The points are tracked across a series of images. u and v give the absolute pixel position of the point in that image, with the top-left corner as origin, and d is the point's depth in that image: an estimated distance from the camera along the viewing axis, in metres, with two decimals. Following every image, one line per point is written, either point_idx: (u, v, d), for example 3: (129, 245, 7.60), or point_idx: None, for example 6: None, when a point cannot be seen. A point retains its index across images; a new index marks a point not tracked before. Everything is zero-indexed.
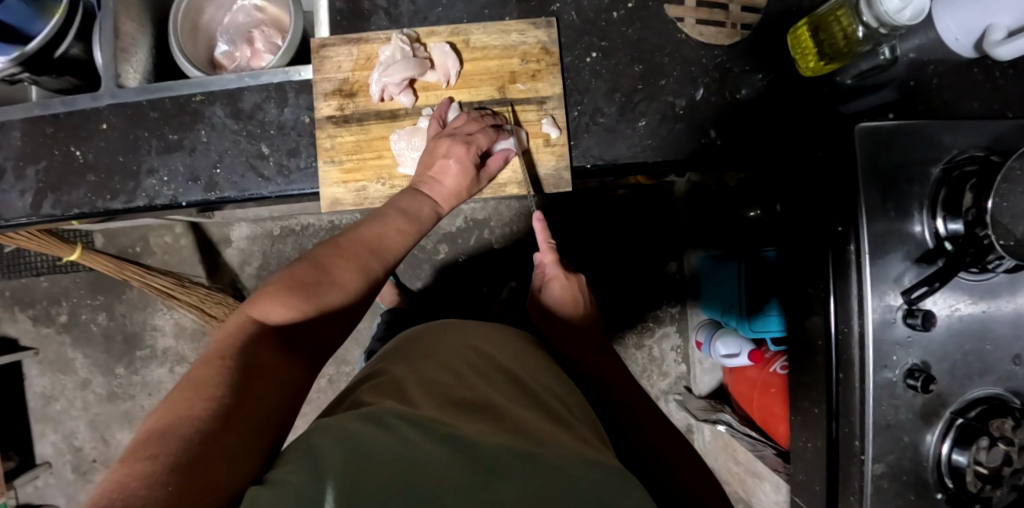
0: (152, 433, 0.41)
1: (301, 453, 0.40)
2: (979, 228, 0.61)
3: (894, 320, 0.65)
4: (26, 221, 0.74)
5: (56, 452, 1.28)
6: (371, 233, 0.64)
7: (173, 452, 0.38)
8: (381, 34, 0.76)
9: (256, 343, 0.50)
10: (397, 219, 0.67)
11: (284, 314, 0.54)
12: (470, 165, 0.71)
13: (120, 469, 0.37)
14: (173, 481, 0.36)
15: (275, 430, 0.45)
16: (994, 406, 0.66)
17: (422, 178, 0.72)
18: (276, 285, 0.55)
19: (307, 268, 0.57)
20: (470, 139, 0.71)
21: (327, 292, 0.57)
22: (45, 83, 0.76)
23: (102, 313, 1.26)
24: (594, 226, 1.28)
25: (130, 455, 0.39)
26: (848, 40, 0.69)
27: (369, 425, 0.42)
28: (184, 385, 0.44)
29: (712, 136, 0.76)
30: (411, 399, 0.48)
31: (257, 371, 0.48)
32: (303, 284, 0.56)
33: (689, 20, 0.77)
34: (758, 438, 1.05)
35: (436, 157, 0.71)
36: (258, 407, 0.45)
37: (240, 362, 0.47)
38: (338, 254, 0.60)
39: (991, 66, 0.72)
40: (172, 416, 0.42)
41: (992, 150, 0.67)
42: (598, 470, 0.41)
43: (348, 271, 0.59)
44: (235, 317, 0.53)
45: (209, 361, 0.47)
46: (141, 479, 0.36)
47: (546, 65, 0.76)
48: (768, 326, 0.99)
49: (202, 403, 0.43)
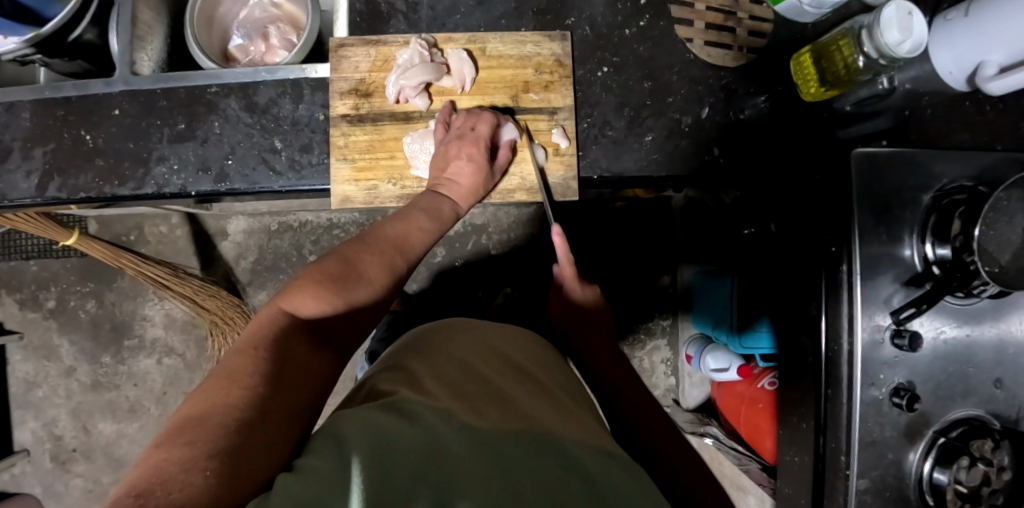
0: (187, 420, 0.41)
1: (326, 443, 0.42)
2: (967, 254, 0.64)
3: (882, 340, 0.68)
4: (31, 202, 0.74)
5: (35, 440, 1.26)
6: (392, 230, 0.66)
7: (212, 439, 0.39)
8: (399, 37, 0.77)
9: (289, 334, 0.52)
10: (418, 217, 0.68)
11: (315, 306, 0.56)
12: (481, 158, 0.73)
13: (158, 454, 0.38)
14: (211, 466, 0.37)
15: (300, 425, 0.46)
16: (975, 427, 0.68)
17: (439, 180, 0.73)
18: (307, 279, 0.57)
19: (337, 263, 0.60)
20: (474, 134, 0.73)
21: (356, 287, 0.59)
22: (57, 65, 0.76)
23: (92, 301, 1.25)
24: (594, 236, 1.30)
25: (165, 442, 0.39)
26: (848, 68, 0.71)
27: (390, 416, 0.45)
28: (218, 375, 0.45)
29: (714, 153, 0.78)
30: (426, 389, 0.51)
31: (288, 363, 0.49)
32: (335, 278, 0.58)
33: (698, 41, 0.79)
34: (744, 452, 1.06)
35: (449, 158, 0.73)
36: (288, 399, 0.47)
37: (274, 355, 0.49)
38: (363, 250, 0.62)
39: (982, 100, 0.76)
40: (207, 404, 0.42)
41: (981, 181, 0.70)
42: (608, 464, 0.46)
43: (374, 266, 0.62)
44: (266, 309, 0.55)
45: (244, 350, 0.49)
46: (179, 463, 0.37)
47: (559, 77, 0.78)
48: (759, 343, 1.04)
49: (238, 391, 0.44)
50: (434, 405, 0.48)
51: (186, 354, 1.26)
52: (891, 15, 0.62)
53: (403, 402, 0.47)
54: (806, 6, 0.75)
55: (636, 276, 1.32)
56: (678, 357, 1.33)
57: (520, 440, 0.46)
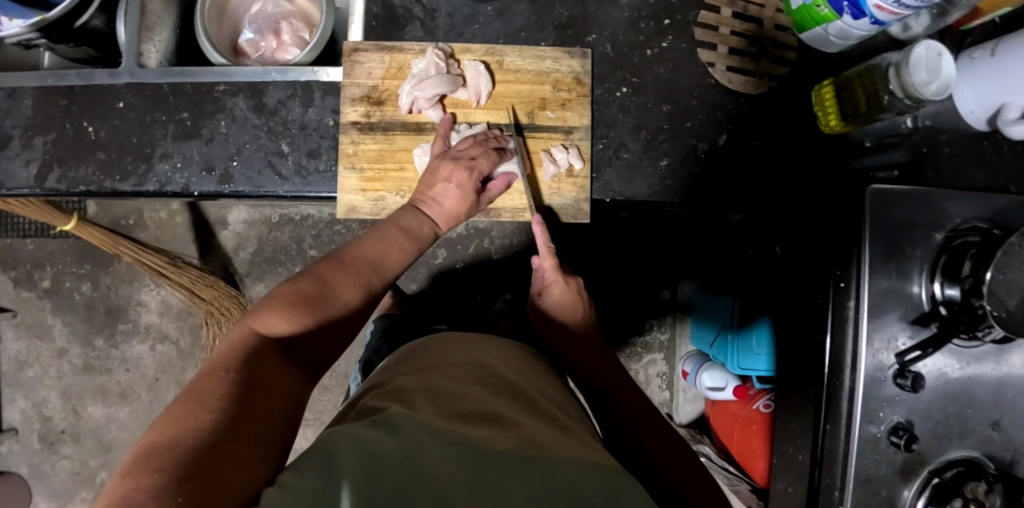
0: (156, 446, 0.40)
1: (318, 461, 0.41)
2: (975, 298, 0.63)
3: (885, 378, 0.67)
4: (29, 192, 0.72)
5: (24, 419, 1.25)
6: (369, 250, 0.65)
7: (180, 463, 0.38)
8: (416, 45, 0.75)
9: (260, 355, 0.51)
10: (396, 236, 0.68)
11: (287, 326, 0.55)
12: (471, 189, 0.72)
13: (124, 484, 0.37)
14: (182, 491, 0.36)
15: (278, 441, 0.46)
16: (970, 469, 0.68)
17: (421, 197, 0.71)
18: (279, 299, 0.56)
19: (310, 282, 0.59)
20: (473, 163, 0.71)
21: (329, 306, 0.59)
22: (61, 51, 0.74)
23: (87, 283, 1.24)
24: (598, 246, 1.29)
25: (134, 469, 0.38)
26: (870, 105, 0.69)
27: (382, 430, 0.44)
28: (184, 399, 0.44)
29: (728, 180, 0.77)
30: (420, 405, 0.51)
31: (261, 383, 0.49)
32: (307, 299, 0.57)
33: (720, 66, 0.78)
34: (735, 473, 1.07)
35: (437, 178, 0.71)
36: (261, 417, 0.46)
37: (243, 375, 0.48)
38: (339, 270, 0.62)
39: (1001, 140, 0.75)
40: (174, 431, 0.41)
41: (994, 223, 0.69)
42: (605, 476, 0.44)
43: (349, 286, 0.61)
44: (235, 330, 0.53)
45: (210, 372, 0.48)
46: (149, 491, 0.35)
47: (577, 95, 0.77)
48: (756, 364, 1.02)
49: (206, 414, 0.43)
50: (426, 419, 0.47)
51: (179, 342, 1.25)
52: (920, 55, 0.60)
53: (397, 414, 0.47)
54: (832, 37, 0.72)
55: (631, 290, 1.31)
56: (674, 372, 1.33)
57: (512, 455, 0.44)
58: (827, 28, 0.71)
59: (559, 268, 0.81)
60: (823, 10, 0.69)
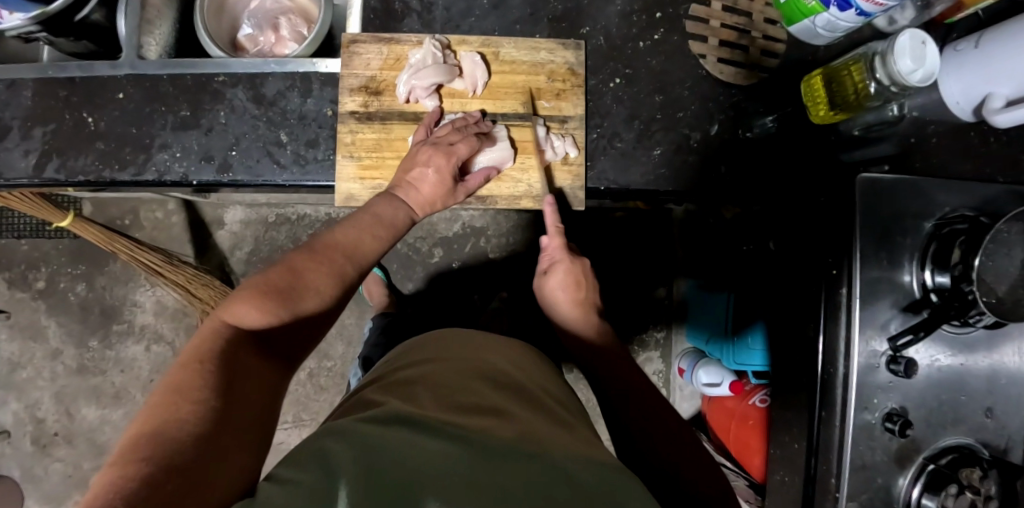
0: (141, 437, 0.40)
1: (313, 457, 0.41)
2: (965, 283, 0.63)
3: (878, 365, 0.68)
4: (27, 182, 0.72)
5: (16, 422, 1.23)
6: (345, 238, 0.64)
7: (168, 454, 0.38)
8: (412, 37, 0.77)
9: (235, 346, 0.50)
10: (370, 224, 0.67)
11: (260, 318, 0.54)
12: (448, 174, 0.72)
13: (111, 475, 0.37)
14: (169, 481, 0.36)
15: (260, 433, 0.46)
16: (964, 456, 0.68)
17: (399, 182, 0.72)
18: (250, 289, 0.55)
19: (281, 273, 0.58)
20: (451, 149, 0.72)
21: (302, 296, 0.57)
22: (61, 44, 0.75)
23: (82, 283, 1.23)
24: (592, 246, 1.30)
25: (120, 460, 0.38)
26: (858, 94, 0.70)
27: (378, 429, 0.44)
28: (165, 390, 0.44)
29: (722, 170, 0.78)
30: (418, 402, 0.51)
31: (240, 375, 0.48)
32: (278, 289, 0.56)
33: (711, 58, 0.79)
34: (732, 468, 1.08)
35: (415, 163, 0.72)
36: (241, 408, 0.45)
37: (219, 365, 0.47)
38: (311, 259, 0.60)
39: (986, 131, 0.77)
40: (158, 422, 0.41)
41: (981, 212, 0.70)
42: (603, 471, 0.44)
43: (320, 275, 0.60)
44: (208, 322, 0.53)
45: (187, 363, 0.47)
46: (135, 482, 0.35)
47: (571, 86, 0.78)
48: (751, 359, 1.02)
49: (188, 406, 0.42)
50: (426, 416, 0.47)
51: (175, 342, 1.24)
52: (904, 43, 0.61)
53: (394, 413, 0.47)
54: (820, 29, 0.74)
55: (625, 288, 1.31)
56: (670, 370, 1.33)
57: (510, 448, 0.44)
58: (815, 20, 0.73)
59: (566, 249, 0.83)
60: (810, 2, 0.71)
